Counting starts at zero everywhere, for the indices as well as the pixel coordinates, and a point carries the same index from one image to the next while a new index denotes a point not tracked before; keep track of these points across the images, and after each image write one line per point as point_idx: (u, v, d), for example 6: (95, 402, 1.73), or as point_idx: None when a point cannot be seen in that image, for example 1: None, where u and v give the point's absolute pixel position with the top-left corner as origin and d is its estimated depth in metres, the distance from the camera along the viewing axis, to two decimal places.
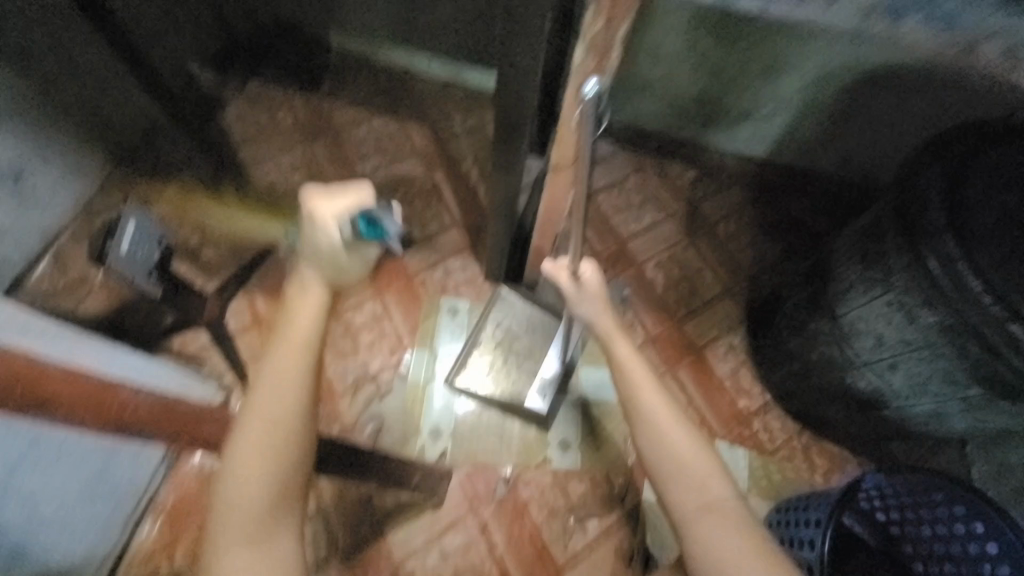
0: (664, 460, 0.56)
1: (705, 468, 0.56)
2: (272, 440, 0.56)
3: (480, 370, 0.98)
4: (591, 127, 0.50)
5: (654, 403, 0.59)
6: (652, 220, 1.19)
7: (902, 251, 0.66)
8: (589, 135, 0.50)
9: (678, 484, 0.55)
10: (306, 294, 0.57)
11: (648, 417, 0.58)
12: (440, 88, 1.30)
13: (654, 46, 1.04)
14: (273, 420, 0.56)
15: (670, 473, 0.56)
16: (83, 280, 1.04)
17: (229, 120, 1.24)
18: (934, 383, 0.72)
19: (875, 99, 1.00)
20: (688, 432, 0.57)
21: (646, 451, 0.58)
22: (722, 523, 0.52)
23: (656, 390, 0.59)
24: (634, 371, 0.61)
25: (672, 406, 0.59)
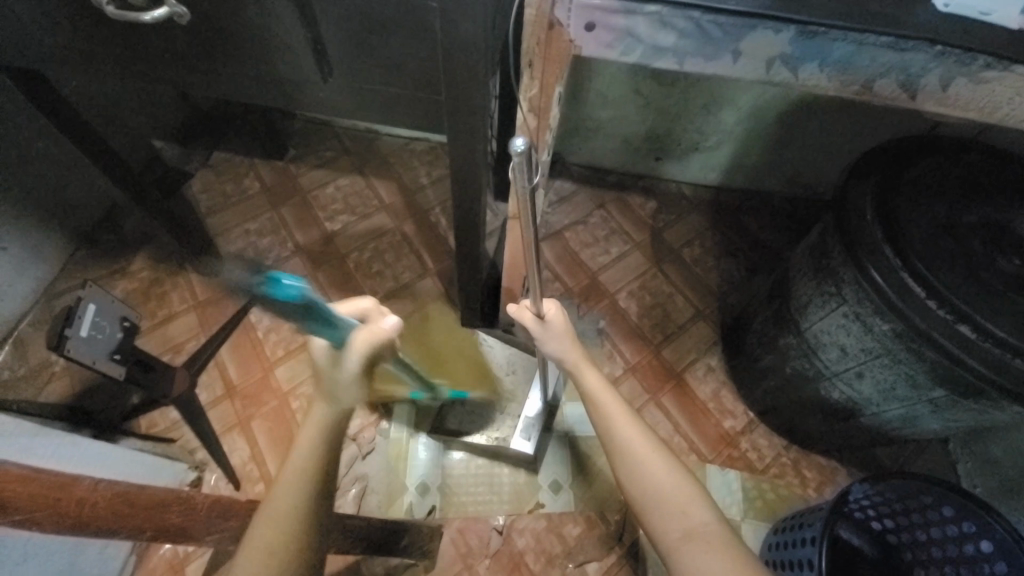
0: (645, 493, 0.56)
1: (685, 494, 0.55)
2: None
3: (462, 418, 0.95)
4: (523, 183, 0.45)
5: (630, 435, 0.59)
6: (619, 252, 1.22)
7: (848, 265, 0.70)
8: (524, 191, 0.45)
9: (660, 513, 0.54)
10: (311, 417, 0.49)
11: (624, 447, 0.58)
12: (404, 145, 1.35)
13: (600, 92, 1.11)
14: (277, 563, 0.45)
15: (651, 503, 0.55)
16: (44, 366, 1.00)
17: (195, 191, 1.25)
18: (900, 387, 0.74)
19: (806, 124, 1.09)
20: (665, 460, 0.57)
21: (626, 482, 0.57)
22: (705, 550, 0.51)
23: (631, 422, 0.60)
24: (607, 402, 0.61)
25: (648, 434, 0.59)
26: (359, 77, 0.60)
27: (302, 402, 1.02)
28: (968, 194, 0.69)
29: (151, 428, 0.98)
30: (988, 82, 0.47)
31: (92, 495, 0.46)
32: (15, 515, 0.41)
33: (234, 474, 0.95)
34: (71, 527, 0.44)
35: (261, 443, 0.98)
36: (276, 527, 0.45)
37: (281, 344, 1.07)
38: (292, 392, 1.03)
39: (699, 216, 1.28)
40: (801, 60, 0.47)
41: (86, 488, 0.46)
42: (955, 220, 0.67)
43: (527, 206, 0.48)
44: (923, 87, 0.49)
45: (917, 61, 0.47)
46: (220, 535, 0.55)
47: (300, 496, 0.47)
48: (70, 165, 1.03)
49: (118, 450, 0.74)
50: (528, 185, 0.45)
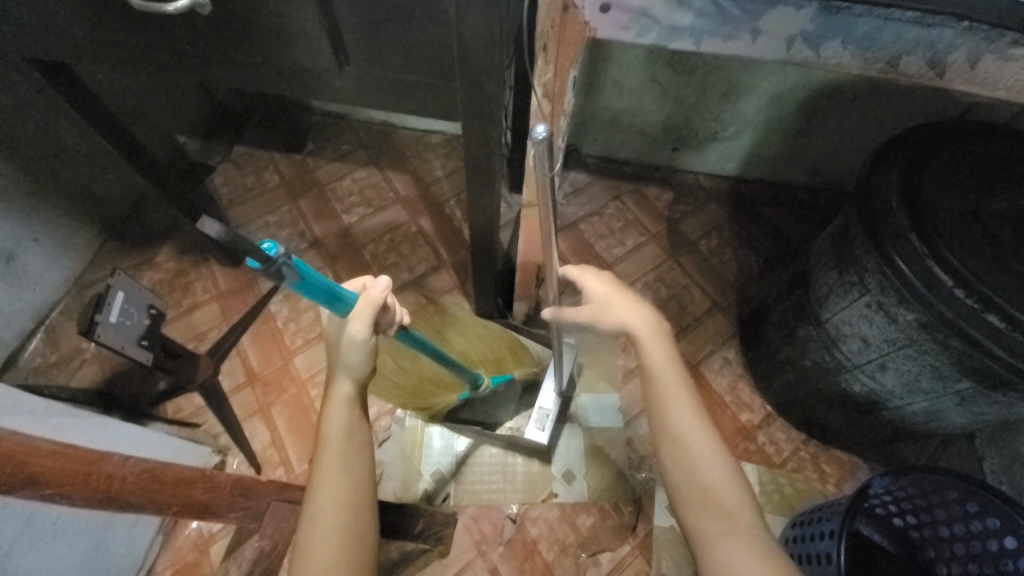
0: (690, 482, 0.53)
1: (732, 490, 0.53)
2: (341, 563, 0.50)
3: (480, 405, 0.96)
4: (542, 171, 0.44)
5: (684, 417, 0.55)
6: (635, 243, 1.21)
7: (870, 254, 0.68)
8: (543, 179, 0.44)
9: (706, 508, 0.52)
10: (335, 390, 0.56)
11: (675, 431, 0.55)
12: (419, 137, 1.36)
13: (616, 81, 1.10)
14: (335, 520, 0.51)
15: (696, 495, 0.53)
16: (77, 353, 1.04)
17: (217, 185, 1.28)
18: (925, 380, 0.72)
19: (829, 111, 1.06)
20: (716, 446, 0.55)
21: (673, 465, 0.55)
22: (745, 549, 0.49)
23: (688, 402, 0.56)
24: (666, 378, 0.57)
25: (703, 421, 0.56)
26: (374, 64, 0.60)
27: (319, 390, 1.04)
28: (1002, 180, 0.66)
29: (177, 413, 1.01)
30: (1016, 59, 0.46)
31: (120, 472, 0.47)
32: (47, 489, 0.42)
33: (256, 459, 0.97)
34: (102, 501, 0.46)
35: (281, 429, 1.01)
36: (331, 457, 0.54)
37: (299, 334, 1.09)
38: (311, 379, 1.05)
39: (716, 207, 1.26)
40: (822, 38, 0.46)
41: (115, 464, 0.48)
42: (986, 207, 0.64)
43: (546, 193, 0.47)
44: (952, 65, 0.48)
45: (944, 37, 0.46)
46: (244, 511, 0.58)
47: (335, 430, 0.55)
48: (97, 161, 1.07)
49: (147, 433, 0.77)
50: (546, 173, 0.44)
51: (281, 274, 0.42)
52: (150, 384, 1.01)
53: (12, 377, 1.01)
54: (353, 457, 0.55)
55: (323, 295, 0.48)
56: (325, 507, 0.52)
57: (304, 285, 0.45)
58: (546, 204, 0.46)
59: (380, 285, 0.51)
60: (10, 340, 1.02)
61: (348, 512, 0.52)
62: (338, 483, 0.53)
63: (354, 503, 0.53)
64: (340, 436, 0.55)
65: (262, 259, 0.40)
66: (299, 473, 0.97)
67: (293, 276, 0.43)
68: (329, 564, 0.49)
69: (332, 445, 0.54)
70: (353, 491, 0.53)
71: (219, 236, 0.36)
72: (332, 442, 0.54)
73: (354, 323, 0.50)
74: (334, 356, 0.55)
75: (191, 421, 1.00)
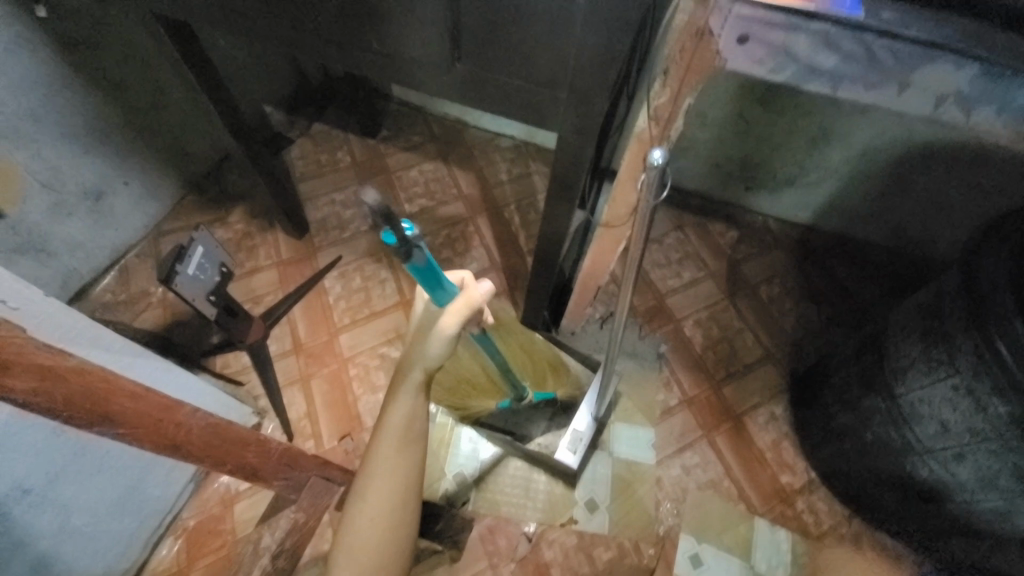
0: None
1: None
2: (386, 532, 0.57)
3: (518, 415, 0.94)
4: (650, 199, 0.45)
5: None
6: (692, 278, 1.18)
7: (967, 333, 0.63)
8: (646, 206, 0.45)
9: None
10: (403, 378, 0.56)
11: None
12: (489, 139, 1.38)
13: (701, 112, 1.08)
14: (386, 497, 0.57)
15: None
16: (143, 295, 1.10)
17: (293, 157, 1.33)
18: (1007, 478, 0.67)
19: (928, 174, 1.00)
20: None
21: None
22: None
23: None
24: None
25: None
26: (481, 64, 0.61)
27: (359, 371, 1.06)
28: None
29: (224, 368, 1.04)
30: None
31: (185, 422, 0.49)
32: (119, 428, 0.44)
33: (290, 427, 1.00)
34: (166, 449, 0.47)
35: (317, 402, 1.02)
36: (390, 445, 0.56)
37: (347, 313, 1.11)
38: (352, 359, 1.07)
39: (783, 254, 1.21)
40: (976, 102, 0.47)
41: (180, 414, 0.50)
42: None
43: (643, 222, 0.48)
44: None
45: None
46: (286, 481, 0.59)
47: (397, 421, 0.56)
48: (193, 120, 1.13)
49: (200, 384, 0.79)
50: (653, 199, 0.44)
51: (409, 253, 0.45)
52: (203, 337, 1.05)
53: (84, 307, 1.08)
54: (409, 449, 0.57)
55: (429, 282, 0.51)
56: (375, 488, 0.57)
57: (423, 269, 0.48)
58: (642, 231, 0.47)
59: (483, 288, 0.54)
60: (86, 272, 1.08)
61: (393, 496, 0.57)
62: (392, 470, 0.57)
63: (401, 492, 0.57)
64: (400, 427, 0.56)
65: (398, 236, 0.43)
66: (326, 449, 0.99)
67: (416, 259, 0.46)
68: (376, 530, 0.57)
69: (391, 433, 0.56)
70: (400, 483, 0.57)
71: (377, 206, 0.39)
72: (393, 432, 0.56)
73: (449, 317, 0.52)
74: (412, 342, 0.55)
75: (235, 378, 1.03)
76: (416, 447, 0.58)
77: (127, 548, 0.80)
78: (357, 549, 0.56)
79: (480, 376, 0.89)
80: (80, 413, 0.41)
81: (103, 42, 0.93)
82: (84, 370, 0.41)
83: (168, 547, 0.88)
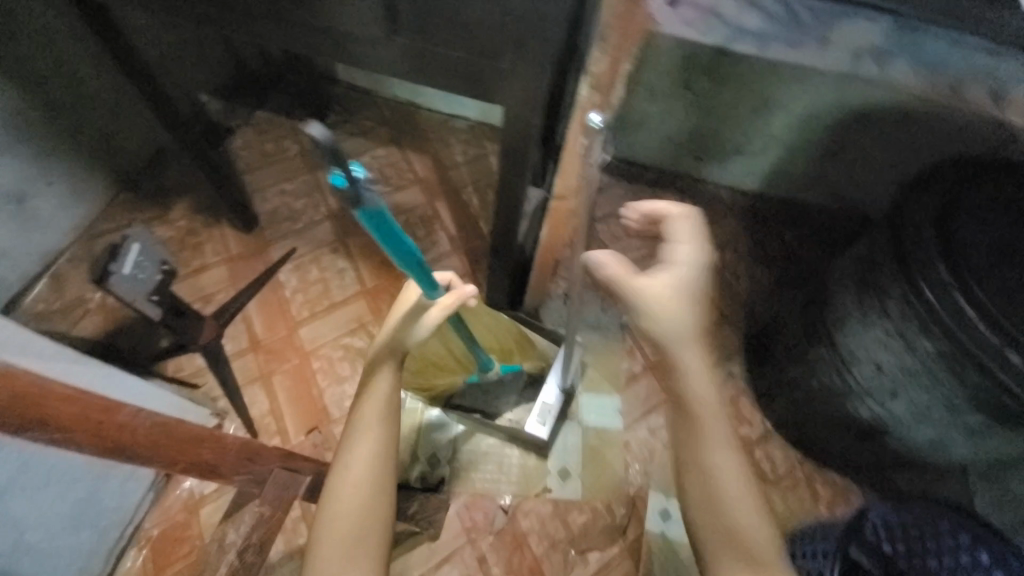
0: None
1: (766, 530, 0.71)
2: (366, 502, 0.57)
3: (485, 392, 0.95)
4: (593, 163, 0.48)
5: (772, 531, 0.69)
6: (649, 249, 1.21)
7: (897, 280, 0.68)
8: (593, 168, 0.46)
9: None
10: (381, 354, 0.61)
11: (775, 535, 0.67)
12: (442, 121, 1.35)
13: (650, 84, 1.09)
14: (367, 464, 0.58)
15: None
16: (81, 302, 1.03)
17: (236, 148, 1.26)
18: (935, 410, 0.72)
19: (861, 136, 1.05)
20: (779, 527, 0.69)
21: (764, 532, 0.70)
22: None
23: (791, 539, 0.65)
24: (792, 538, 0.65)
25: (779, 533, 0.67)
26: (422, 37, 0.59)
27: (322, 363, 1.03)
28: None
29: (177, 371, 1.00)
30: None
31: (132, 422, 0.47)
32: (59, 432, 0.42)
33: (253, 425, 0.97)
34: (107, 451, 0.45)
35: (280, 398, 1.00)
36: (371, 411, 0.60)
37: (306, 305, 1.08)
38: (314, 352, 1.04)
39: (734, 221, 1.26)
40: None
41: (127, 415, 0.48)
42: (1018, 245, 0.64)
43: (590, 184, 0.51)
44: None
45: None
46: (248, 475, 0.58)
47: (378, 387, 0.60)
48: (120, 112, 1.05)
49: (151, 387, 0.76)
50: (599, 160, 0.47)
51: (360, 200, 0.42)
52: (152, 341, 1.00)
53: (13, 319, 1.01)
54: (390, 414, 0.60)
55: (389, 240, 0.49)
56: (353, 466, 0.58)
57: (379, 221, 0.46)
58: (590, 193, 0.50)
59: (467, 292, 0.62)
60: (13, 281, 1.00)
61: (371, 475, 0.58)
62: (372, 436, 0.59)
63: (379, 470, 0.58)
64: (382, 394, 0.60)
65: (349, 179, 0.40)
66: (294, 444, 0.97)
67: (370, 209, 0.44)
68: (356, 500, 0.57)
69: (373, 401, 0.60)
70: (378, 458, 0.59)
71: (322, 138, 0.36)
72: (373, 404, 0.60)
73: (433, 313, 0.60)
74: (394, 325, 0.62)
75: (190, 381, 0.99)
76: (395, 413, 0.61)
77: (87, 563, 0.77)
78: (339, 520, 0.56)
79: (448, 357, 0.90)
80: (6, 419, 0.38)
81: (5, 26, 0.84)
82: (8, 372, 0.39)
83: (133, 558, 0.85)
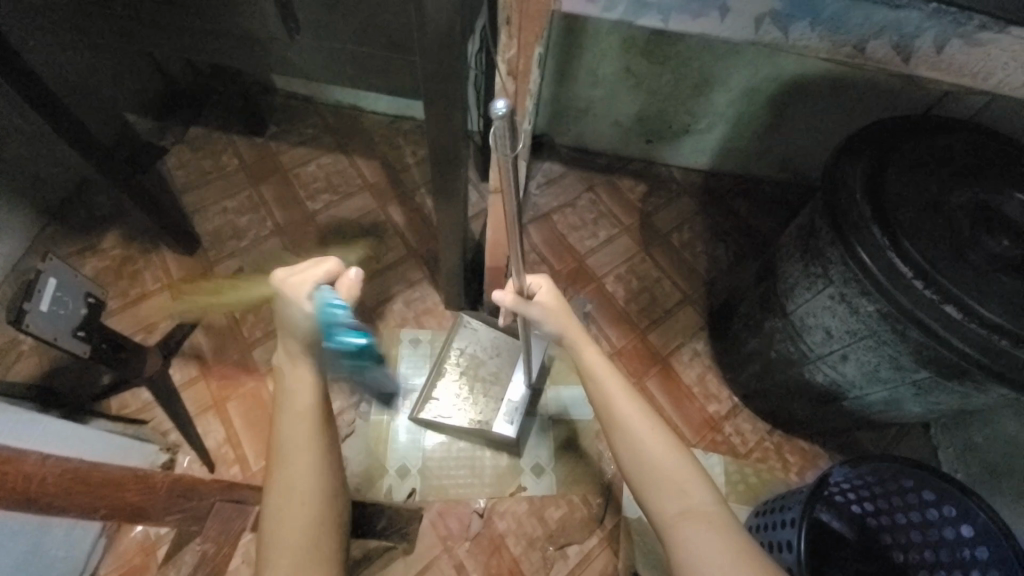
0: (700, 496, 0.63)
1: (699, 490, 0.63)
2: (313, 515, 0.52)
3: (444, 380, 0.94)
4: (507, 156, 0.42)
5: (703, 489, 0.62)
6: (608, 235, 1.20)
7: (835, 245, 0.69)
8: (506, 161, 0.43)
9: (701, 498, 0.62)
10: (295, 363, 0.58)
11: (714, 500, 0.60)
12: (389, 123, 1.32)
13: (591, 70, 1.09)
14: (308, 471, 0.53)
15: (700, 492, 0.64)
16: (12, 345, 0.97)
17: (171, 168, 1.20)
18: (884, 369, 0.73)
19: (802, 106, 1.07)
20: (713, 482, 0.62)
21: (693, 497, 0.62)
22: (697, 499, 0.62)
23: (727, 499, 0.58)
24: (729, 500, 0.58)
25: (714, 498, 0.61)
26: None
27: None
28: (964, 174, 0.67)
29: (122, 408, 0.95)
30: (981, 45, 0.52)
31: (39, 470, 0.44)
32: None
33: (209, 456, 0.92)
34: (17, 504, 0.43)
35: (237, 425, 0.96)
36: (298, 422, 0.56)
37: (258, 326, 1.04)
38: (270, 372, 1.00)
39: (689, 200, 1.26)
40: (791, 19, 0.52)
41: (33, 463, 0.44)
42: (945, 201, 0.65)
43: (510, 177, 0.45)
44: (917, 50, 0.53)
45: (910, 20, 0.51)
46: (183, 513, 0.55)
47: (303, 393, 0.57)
48: (37, 139, 0.99)
49: (83, 428, 0.73)
50: (510, 153, 0.42)
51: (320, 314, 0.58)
52: (93, 378, 0.94)
53: None
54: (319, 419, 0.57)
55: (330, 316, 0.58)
56: (292, 485, 0.52)
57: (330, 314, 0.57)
58: (510, 194, 0.44)
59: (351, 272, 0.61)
60: None
61: (318, 485, 0.53)
62: (307, 439, 0.55)
63: (320, 482, 0.54)
64: (308, 400, 0.57)
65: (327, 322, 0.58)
66: (255, 471, 0.93)
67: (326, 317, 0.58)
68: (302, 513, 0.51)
69: (295, 410, 0.56)
70: (319, 469, 0.54)
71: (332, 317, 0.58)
72: (297, 413, 0.56)
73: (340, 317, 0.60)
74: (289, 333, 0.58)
75: (139, 417, 0.94)
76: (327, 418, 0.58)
77: None
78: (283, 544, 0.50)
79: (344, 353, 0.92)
80: None
81: None
82: None
83: None
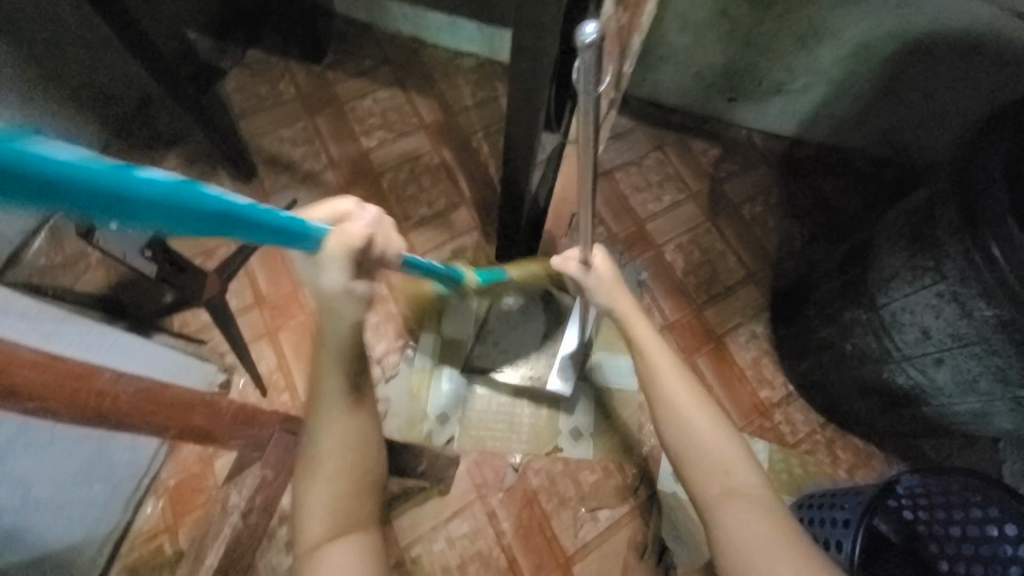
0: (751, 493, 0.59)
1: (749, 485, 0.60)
2: (343, 490, 0.54)
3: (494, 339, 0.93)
4: (588, 90, 0.37)
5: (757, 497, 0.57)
6: (673, 200, 1.12)
7: (959, 238, 0.61)
8: (586, 98, 0.38)
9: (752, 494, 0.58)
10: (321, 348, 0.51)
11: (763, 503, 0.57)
12: (449, 58, 1.24)
13: (681, 11, 0.97)
14: (339, 454, 0.53)
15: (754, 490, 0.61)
16: (81, 256, 1.00)
17: (229, 91, 1.19)
18: (983, 379, 0.67)
19: (926, 70, 0.93)
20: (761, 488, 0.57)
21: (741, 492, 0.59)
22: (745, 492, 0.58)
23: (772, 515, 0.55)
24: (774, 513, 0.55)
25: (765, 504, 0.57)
26: None
27: None
28: None
29: (183, 326, 0.99)
30: None
31: (111, 389, 0.45)
32: (31, 400, 0.40)
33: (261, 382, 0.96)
34: (94, 419, 0.44)
35: (288, 355, 0.98)
36: (328, 407, 0.52)
37: None
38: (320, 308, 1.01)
39: (767, 168, 1.15)
40: None
41: (106, 381, 0.45)
42: None
43: (586, 119, 0.40)
44: None
45: None
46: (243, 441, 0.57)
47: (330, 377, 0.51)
48: None
49: (151, 346, 0.77)
50: (592, 90, 0.37)
51: None
52: (156, 295, 0.98)
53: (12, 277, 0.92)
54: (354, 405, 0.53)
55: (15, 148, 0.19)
56: (320, 469, 0.53)
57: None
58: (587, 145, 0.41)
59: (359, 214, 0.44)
60: (12, 236, 0.91)
61: (349, 464, 0.54)
62: (339, 426, 0.53)
63: (349, 466, 0.54)
64: (339, 388, 0.52)
65: None
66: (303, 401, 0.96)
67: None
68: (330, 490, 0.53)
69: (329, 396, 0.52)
70: (347, 454, 0.53)
71: None
72: (330, 400, 0.52)
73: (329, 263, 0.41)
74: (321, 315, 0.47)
75: (197, 337, 0.98)
76: (360, 406, 0.54)
77: (106, 513, 0.78)
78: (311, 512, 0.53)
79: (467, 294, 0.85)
80: None
81: None
82: None
83: (149, 510, 0.86)
